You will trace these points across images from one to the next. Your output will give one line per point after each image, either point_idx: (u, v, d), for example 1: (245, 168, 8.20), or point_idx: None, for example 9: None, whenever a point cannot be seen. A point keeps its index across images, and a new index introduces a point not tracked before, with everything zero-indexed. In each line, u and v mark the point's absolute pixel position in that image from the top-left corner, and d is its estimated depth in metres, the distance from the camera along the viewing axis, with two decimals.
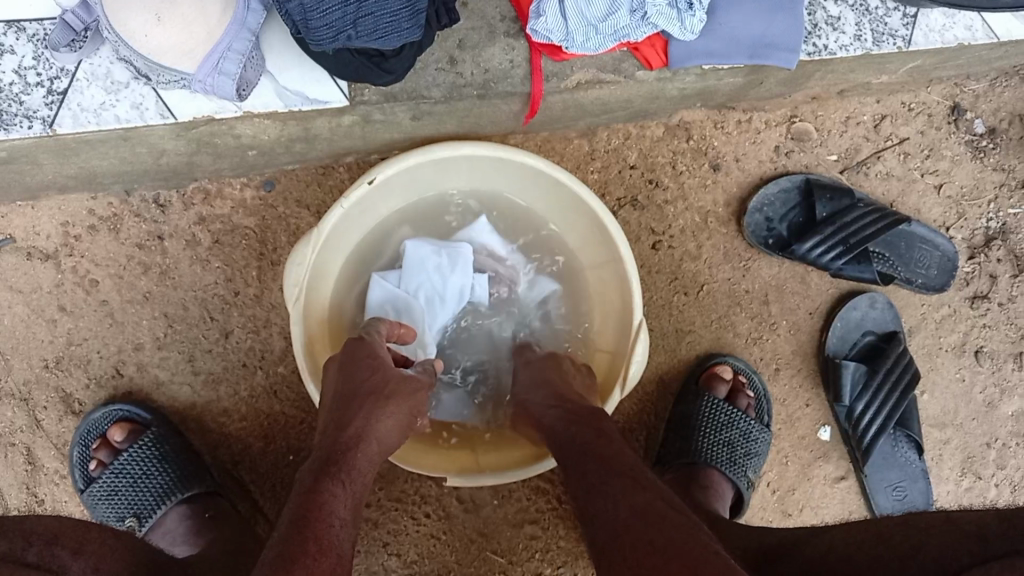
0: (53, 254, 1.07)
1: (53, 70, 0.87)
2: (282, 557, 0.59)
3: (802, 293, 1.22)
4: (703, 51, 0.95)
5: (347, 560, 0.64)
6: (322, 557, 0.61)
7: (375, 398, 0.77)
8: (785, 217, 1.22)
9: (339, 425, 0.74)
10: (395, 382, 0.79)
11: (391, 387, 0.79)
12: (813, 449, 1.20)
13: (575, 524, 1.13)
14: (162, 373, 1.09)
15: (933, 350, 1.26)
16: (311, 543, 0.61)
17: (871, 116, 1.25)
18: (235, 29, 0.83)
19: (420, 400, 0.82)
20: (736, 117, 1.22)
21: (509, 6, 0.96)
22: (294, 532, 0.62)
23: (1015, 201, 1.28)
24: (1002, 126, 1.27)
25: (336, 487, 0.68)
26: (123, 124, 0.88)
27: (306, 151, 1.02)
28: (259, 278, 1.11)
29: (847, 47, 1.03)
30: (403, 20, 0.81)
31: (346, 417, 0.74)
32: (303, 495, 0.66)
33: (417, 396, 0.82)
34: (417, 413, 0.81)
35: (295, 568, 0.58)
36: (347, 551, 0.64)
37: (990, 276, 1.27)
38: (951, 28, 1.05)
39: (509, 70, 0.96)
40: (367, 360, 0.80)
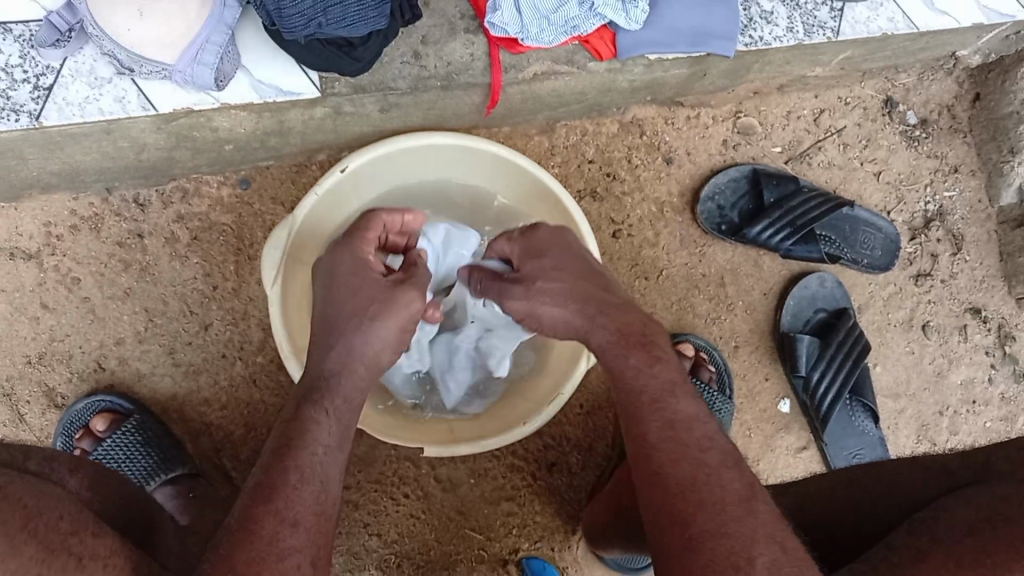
0: (36, 253, 1.11)
1: (39, 68, 0.92)
2: (262, 487, 0.67)
3: (756, 275, 1.30)
4: (648, 40, 1.03)
5: (331, 484, 0.71)
6: (303, 485, 0.68)
7: (357, 318, 0.79)
8: (735, 204, 1.30)
9: (320, 358, 0.78)
10: (378, 300, 0.80)
11: (373, 310, 0.80)
12: (775, 422, 1.26)
13: (550, 499, 1.18)
14: (144, 366, 1.13)
15: (882, 325, 1.33)
16: (291, 474, 0.68)
17: (811, 110, 1.34)
18: (213, 24, 0.90)
19: (412, 312, 0.82)
20: (685, 114, 1.30)
21: (468, 6, 1.03)
22: (276, 461, 0.70)
23: (949, 185, 1.37)
24: (933, 117, 1.36)
25: (318, 416, 0.74)
26: (107, 116, 0.94)
27: (281, 146, 1.09)
28: (236, 272, 1.15)
29: (781, 38, 1.11)
30: (369, 9, 0.88)
31: (328, 340, 0.79)
32: (287, 423, 0.73)
33: (407, 312, 0.81)
34: (410, 325, 0.82)
35: (272, 500, 0.66)
36: (330, 478, 0.71)
37: (931, 255, 1.35)
38: (874, 20, 1.14)
39: (469, 63, 1.03)
40: (348, 280, 0.82)
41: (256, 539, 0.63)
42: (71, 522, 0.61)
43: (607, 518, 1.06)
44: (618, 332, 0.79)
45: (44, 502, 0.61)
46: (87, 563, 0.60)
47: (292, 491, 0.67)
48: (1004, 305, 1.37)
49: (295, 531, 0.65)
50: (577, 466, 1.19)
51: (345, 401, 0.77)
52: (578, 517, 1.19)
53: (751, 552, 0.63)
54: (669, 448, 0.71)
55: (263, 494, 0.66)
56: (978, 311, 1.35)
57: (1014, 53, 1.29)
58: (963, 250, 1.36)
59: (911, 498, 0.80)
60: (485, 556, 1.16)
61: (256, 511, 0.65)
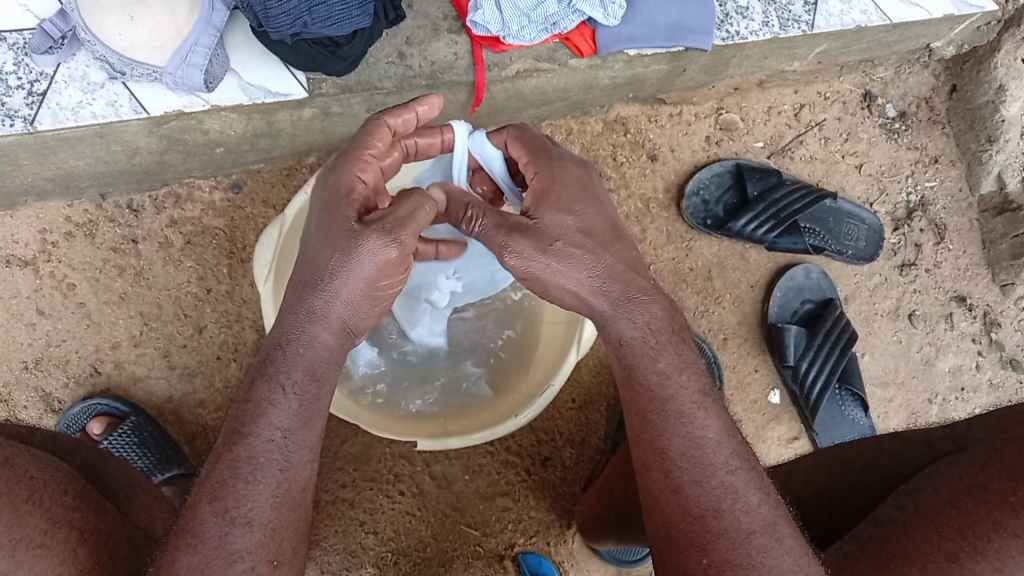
0: (32, 260, 1.13)
1: (33, 74, 0.95)
2: (211, 479, 0.68)
3: (742, 268, 1.32)
4: (627, 35, 1.06)
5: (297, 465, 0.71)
6: (255, 475, 0.69)
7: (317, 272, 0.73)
8: (720, 199, 1.32)
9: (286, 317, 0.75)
10: (340, 244, 0.73)
11: (333, 261, 0.72)
12: (765, 412, 1.27)
13: (544, 493, 1.19)
14: (139, 370, 1.14)
15: (869, 315, 1.35)
16: (241, 464, 0.69)
17: (791, 105, 1.36)
18: (201, 28, 0.93)
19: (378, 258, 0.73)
20: (668, 111, 1.33)
21: (451, 7, 1.06)
22: (226, 450, 0.70)
23: (930, 176, 1.39)
24: (911, 109, 1.39)
25: (271, 396, 0.72)
26: (99, 120, 0.96)
27: (270, 147, 1.11)
28: (230, 275, 1.17)
29: (757, 32, 1.14)
30: (353, 8, 0.91)
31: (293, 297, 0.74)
32: (241, 405, 0.73)
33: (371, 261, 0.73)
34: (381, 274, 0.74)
35: (223, 497, 0.67)
36: (292, 461, 0.71)
37: (915, 245, 1.37)
38: (848, 13, 1.17)
39: (453, 62, 1.06)
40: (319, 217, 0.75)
41: (207, 543, 0.65)
42: (74, 498, 0.65)
43: (599, 509, 1.07)
44: (644, 326, 0.75)
45: (49, 475, 0.65)
46: (88, 536, 0.63)
47: (242, 487, 0.68)
48: (988, 293, 1.38)
49: (247, 531, 0.66)
50: (571, 461, 1.20)
51: (305, 370, 0.73)
52: (572, 511, 1.19)
53: (772, 561, 0.65)
54: (687, 448, 0.72)
55: (209, 490, 0.68)
56: (963, 299, 1.37)
57: (987, 44, 1.32)
58: (946, 240, 1.38)
59: (895, 468, 0.81)
60: (481, 552, 1.17)
61: (204, 509, 0.67)
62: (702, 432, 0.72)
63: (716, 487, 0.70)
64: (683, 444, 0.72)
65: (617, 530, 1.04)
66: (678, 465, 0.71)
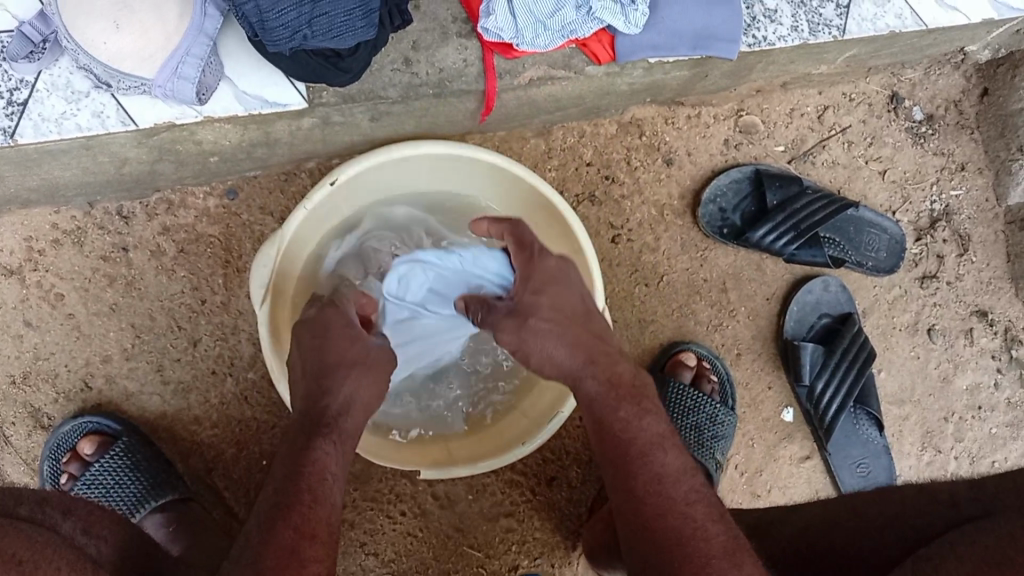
0: (17, 269, 1.08)
1: (12, 82, 0.88)
2: (276, 511, 0.69)
3: (759, 279, 1.27)
4: (648, 44, 0.99)
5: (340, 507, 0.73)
6: (317, 505, 0.71)
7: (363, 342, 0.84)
8: (738, 206, 1.27)
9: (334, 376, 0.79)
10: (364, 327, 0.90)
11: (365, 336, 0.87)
12: (778, 431, 1.24)
13: (549, 514, 1.16)
14: (132, 385, 1.10)
15: (888, 329, 1.30)
16: (306, 494, 0.71)
17: (815, 107, 1.30)
18: (193, 36, 0.86)
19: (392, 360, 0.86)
20: (686, 113, 1.26)
21: (460, 9, 0.99)
22: (289, 484, 0.71)
23: (956, 183, 1.33)
24: (939, 113, 1.33)
25: (328, 448, 0.75)
26: (84, 133, 0.90)
27: (267, 156, 1.05)
28: (225, 285, 1.12)
29: (785, 38, 1.07)
30: (357, 19, 0.84)
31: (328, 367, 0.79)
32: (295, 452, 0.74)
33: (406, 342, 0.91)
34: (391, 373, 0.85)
35: (291, 518, 0.68)
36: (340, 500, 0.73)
37: (937, 256, 1.32)
38: (882, 17, 1.10)
39: (462, 69, 0.99)
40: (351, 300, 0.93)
41: (280, 553, 0.66)
42: None
43: (604, 535, 1.05)
44: (606, 382, 0.79)
45: None
46: None
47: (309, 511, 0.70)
48: (1010, 307, 1.34)
49: (313, 545, 0.68)
50: (577, 481, 1.17)
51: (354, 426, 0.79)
52: (578, 532, 1.17)
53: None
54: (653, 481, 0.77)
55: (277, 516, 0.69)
56: (984, 314, 1.33)
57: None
58: (969, 252, 1.33)
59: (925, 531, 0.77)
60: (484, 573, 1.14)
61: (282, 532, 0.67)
62: (666, 469, 0.77)
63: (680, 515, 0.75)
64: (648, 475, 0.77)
65: (623, 560, 1.01)
66: (641, 500, 0.76)
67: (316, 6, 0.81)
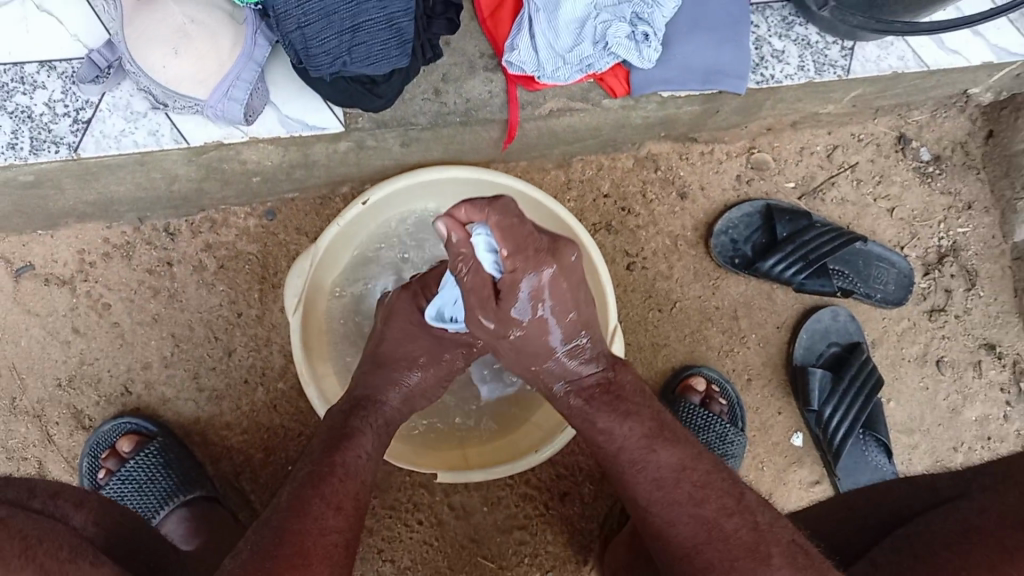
0: (69, 279, 1.15)
1: (78, 102, 0.97)
2: (313, 475, 0.75)
3: (769, 308, 1.31)
4: (659, 78, 1.06)
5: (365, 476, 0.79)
6: (340, 483, 0.75)
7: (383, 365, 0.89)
8: (749, 238, 1.31)
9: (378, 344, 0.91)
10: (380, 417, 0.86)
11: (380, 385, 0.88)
12: (787, 455, 1.29)
13: (562, 529, 1.20)
14: (169, 391, 1.16)
15: (897, 360, 1.34)
16: (315, 485, 0.73)
17: (823, 147, 1.36)
18: (244, 62, 0.95)
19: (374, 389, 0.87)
20: (699, 150, 1.32)
21: (487, 46, 1.07)
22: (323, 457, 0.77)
23: (963, 221, 1.38)
24: (946, 153, 1.37)
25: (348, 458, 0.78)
26: (141, 149, 0.98)
27: (306, 177, 1.14)
28: (260, 300, 1.18)
29: (792, 77, 1.14)
30: (392, 49, 0.92)
31: (351, 419, 0.83)
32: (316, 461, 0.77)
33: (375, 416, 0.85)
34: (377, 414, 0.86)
35: (324, 483, 0.74)
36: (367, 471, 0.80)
37: (946, 291, 1.36)
38: (885, 58, 1.16)
39: (487, 99, 1.07)
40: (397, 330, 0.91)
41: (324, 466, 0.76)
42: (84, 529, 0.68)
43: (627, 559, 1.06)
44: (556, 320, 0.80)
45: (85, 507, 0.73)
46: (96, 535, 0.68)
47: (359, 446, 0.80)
48: (1019, 341, 1.37)
49: (337, 517, 0.72)
50: (590, 497, 1.21)
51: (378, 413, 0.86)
52: (589, 547, 1.20)
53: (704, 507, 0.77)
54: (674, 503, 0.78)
55: (324, 462, 0.77)
56: (992, 347, 1.36)
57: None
58: (978, 286, 1.37)
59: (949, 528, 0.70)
60: None
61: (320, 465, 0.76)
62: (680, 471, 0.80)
63: (690, 522, 0.76)
64: (637, 423, 0.84)
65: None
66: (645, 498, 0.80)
67: (355, 36, 0.90)
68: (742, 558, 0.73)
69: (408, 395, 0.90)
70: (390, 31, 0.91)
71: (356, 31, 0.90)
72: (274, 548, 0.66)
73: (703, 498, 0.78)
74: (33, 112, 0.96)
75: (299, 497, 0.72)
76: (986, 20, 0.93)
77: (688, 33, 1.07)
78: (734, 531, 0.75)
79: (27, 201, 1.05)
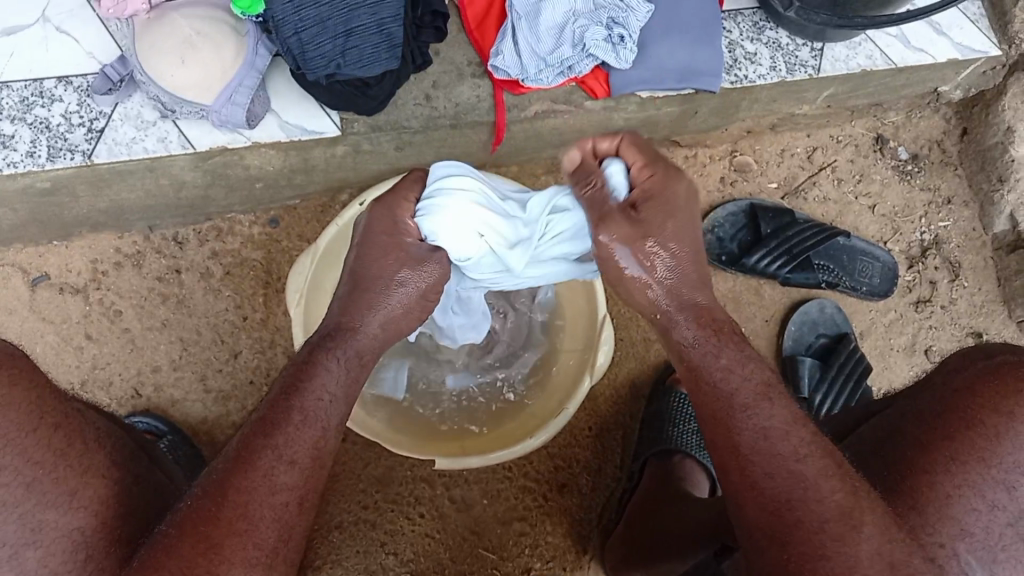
0: (83, 288, 1.21)
1: (92, 113, 1.04)
2: (265, 422, 0.72)
3: (758, 303, 1.36)
4: (637, 78, 1.12)
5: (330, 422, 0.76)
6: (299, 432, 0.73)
7: (369, 283, 0.83)
8: (735, 236, 1.35)
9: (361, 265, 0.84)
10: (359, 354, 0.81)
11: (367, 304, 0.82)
12: None
13: (561, 519, 1.23)
14: (177, 392, 1.21)
15: (885, 350, 1.38)
16: (267, 434, 0.71)
17: (804, 148, 1.41)
18: (246, 70, 1.01)
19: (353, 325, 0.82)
20: (683, 154, 1.38)
21: (474, 54, 1.13)
22: (281, 398, 0.74)
23: (944, 216, 1.42)
24: (923, 152, 1.43)
25: (307, 406, 0.74)
26: (150, 154, 1.05)
27: (306, 183, 1.21)
28: (265, 304, 1.24)
29: (765, 76, 1.20)
30: (382, 52, 0.99)
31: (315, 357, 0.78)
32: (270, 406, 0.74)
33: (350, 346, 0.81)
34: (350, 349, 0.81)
35: (273, 436, 0.71)
36: (331, 416, 0.76)
37: (930, 283, 1.40)
38: (853, 57, 1.22)
39: (476, 103, 1.13)
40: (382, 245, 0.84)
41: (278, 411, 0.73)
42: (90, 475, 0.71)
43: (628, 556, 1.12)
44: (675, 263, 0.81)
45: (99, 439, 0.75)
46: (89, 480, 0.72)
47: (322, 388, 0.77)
48: (1005, 329, 1.40)
49: (290, 472, 0.71)
50: (587, 488, 1.24)
51: (356, 350, 0.81)
52: (589, 537, 1.23)
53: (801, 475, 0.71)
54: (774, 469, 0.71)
55: (280, 408, 0.73)
56: (980, 335, 1.39)
57: (993, 88, 1.36)
58: (961, 277, 1.41)
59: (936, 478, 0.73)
60: None
61: (276, 412, 0.73)
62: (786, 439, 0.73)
63: (790, 477, 0.71)
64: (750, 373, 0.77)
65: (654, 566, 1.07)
66: (747, 459, 0.73)
67: (348, 40, 0.97)
68: (834, 520, 0.68)
69: (390, 320, 0.84)
70: (381, 35, 0.98)
71: (349, 35, 0.97)
72: (215, 509, 0.67)
73: (806, 454, 0.72)
74: (50, 123, 1.03)
75: (249, 450, 0.70)
76: (937, 11, 1.01)
77: (663, 35, 1.13)
78: (832, 493, 0.70)
79: (45, 209, 1.11)
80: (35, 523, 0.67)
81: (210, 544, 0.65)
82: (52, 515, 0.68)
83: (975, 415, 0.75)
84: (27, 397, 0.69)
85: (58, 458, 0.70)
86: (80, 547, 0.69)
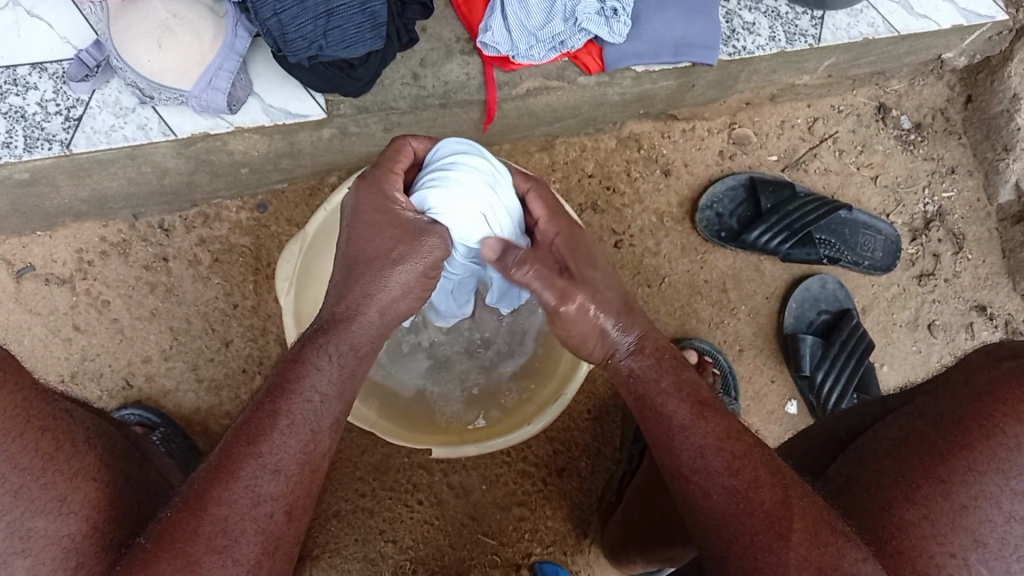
0: (68, 278, 1.18)
1: (69, 101, 1.01)
2: (251, 426, 0.70)
3: (758, 280, 1.33)
4: (632, 52, 1.09)
5: (322, 426, 0.74)
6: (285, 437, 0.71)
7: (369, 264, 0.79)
8: (734, 212, 1.32)
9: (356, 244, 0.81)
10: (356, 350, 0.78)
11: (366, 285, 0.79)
12: (782, 423, 1.31)
13: (561, 503, 1.22)
14: (169, 382, 1.19)
15: (888, 326, 1.35)
16: (253, 441, 0.69)
17: (804, 119, 1.37)
18: (225, 53, 0.98)
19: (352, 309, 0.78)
20: (680, 127, 1.34)
21: (463, 30, 1.09)
22: (267, 400, 0.72)
23: (947, 186, 1.39)
24: (927, 121, 1.39)
25: (295, 411, 0.72)
26: (130, 143, 1.01)
27: (293, 167, 1.18)
28: (256, 291, 1.21)
29: (764, 47, 1.16)
30: (366, 31, 0.96)
31: (306, 353, 0.76)
32: (256, 410, 0.72)
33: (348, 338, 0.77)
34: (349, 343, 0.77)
35: (257, 443, 0.69)
36: (322, 421, 0.74)
37: (934, 255, 1.37)
38: (855, 25, 1.18)
39: (465, 82, 1.09)
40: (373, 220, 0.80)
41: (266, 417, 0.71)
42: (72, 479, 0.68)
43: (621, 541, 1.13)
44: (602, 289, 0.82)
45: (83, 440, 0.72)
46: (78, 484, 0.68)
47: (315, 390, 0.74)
48: (1009, 301, 1.38)
49: (274, 481, 0.69)
50: (587, 471, 1.23)
51: (352, 345, 0.77)
52: (589, 520, 1.22)
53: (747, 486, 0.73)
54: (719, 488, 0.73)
55: (267, 413, 0.71)
56: (984, 309, 1.37)
57: (998, 53, 1.32)
58: (965, 249, 1.38)
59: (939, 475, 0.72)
60: (498, 561, 1.19)
61: (264, 416, 0.71)
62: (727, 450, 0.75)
63: (722, 493, 0.72)
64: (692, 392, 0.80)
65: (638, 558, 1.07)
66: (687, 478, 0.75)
67: (330, 21, 0.94)
68: (762, 531, 0.69)
69: (388, 315, 0.80)
70: (364, 14, 0.95)
71: (331, 15, 0.93)
72: (195, 522, 0.65)
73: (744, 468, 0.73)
74: (26, 112, 1.00)
75: (233, 458, 0.68)
76: None
77: (658, 7, 1.10)
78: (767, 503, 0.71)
79: (25, 200, 1.08)
80: (24, 532, 0.64)
81: (187, 560, 0.64)
82: (40, 523, 0.65)
83: (997, 424, 0.73)
84: (15, 398, 0.66)
85: (48, 463, 0.67)
86: (71, 555, 0.66)
